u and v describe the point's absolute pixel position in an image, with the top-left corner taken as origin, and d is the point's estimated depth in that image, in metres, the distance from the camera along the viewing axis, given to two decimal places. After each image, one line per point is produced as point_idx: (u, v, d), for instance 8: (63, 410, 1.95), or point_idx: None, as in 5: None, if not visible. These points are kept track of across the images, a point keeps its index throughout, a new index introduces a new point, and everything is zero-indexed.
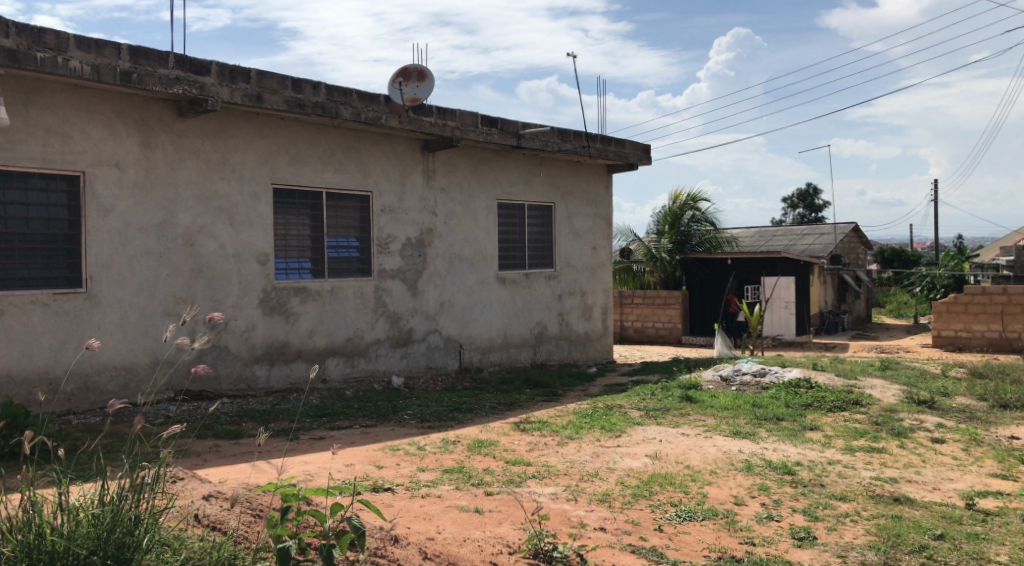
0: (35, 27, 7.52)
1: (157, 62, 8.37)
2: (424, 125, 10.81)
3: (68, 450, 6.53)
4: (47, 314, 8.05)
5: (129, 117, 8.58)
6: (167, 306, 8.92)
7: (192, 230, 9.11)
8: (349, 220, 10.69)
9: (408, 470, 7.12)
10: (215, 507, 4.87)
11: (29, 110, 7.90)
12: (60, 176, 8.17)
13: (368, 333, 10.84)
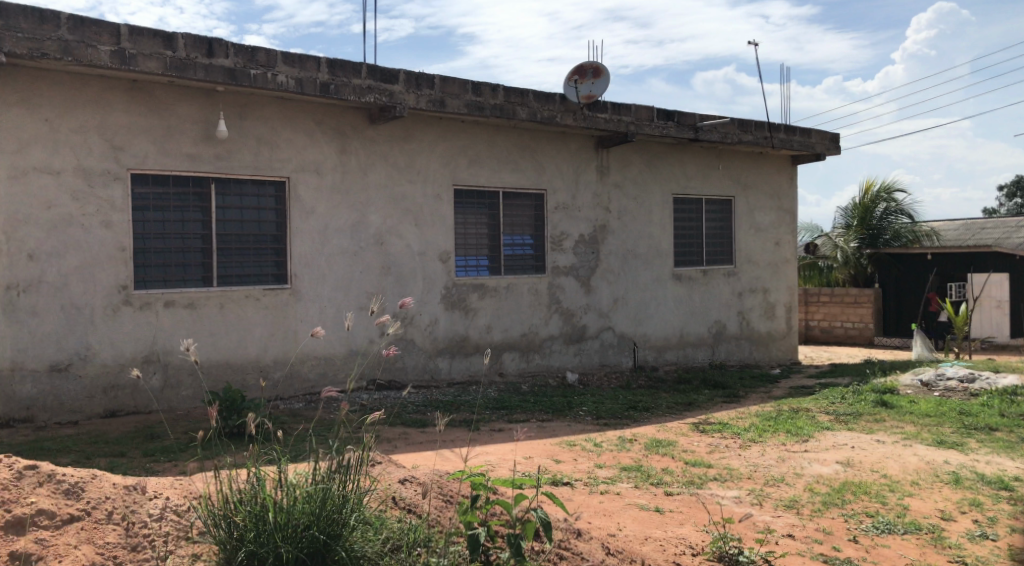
0: (250, 46, 8.14)
1: (351, 73, 8.84)
2: (599, 121, 10.80)
3: (287, 432, 7.09)
4: (258, 308, 8.72)
5: (327, 125, 9.13)
6: (360, 302, 9.44)
7: (381, 230, 9.58)
8: (524, 218, 10.89)
9: (585, 466, 7.16)
10: (410, 491, 5.11)
11: (243, 123, 8.58)
12: (268, 182, 8.81)
13: (542, 329, 10.99)
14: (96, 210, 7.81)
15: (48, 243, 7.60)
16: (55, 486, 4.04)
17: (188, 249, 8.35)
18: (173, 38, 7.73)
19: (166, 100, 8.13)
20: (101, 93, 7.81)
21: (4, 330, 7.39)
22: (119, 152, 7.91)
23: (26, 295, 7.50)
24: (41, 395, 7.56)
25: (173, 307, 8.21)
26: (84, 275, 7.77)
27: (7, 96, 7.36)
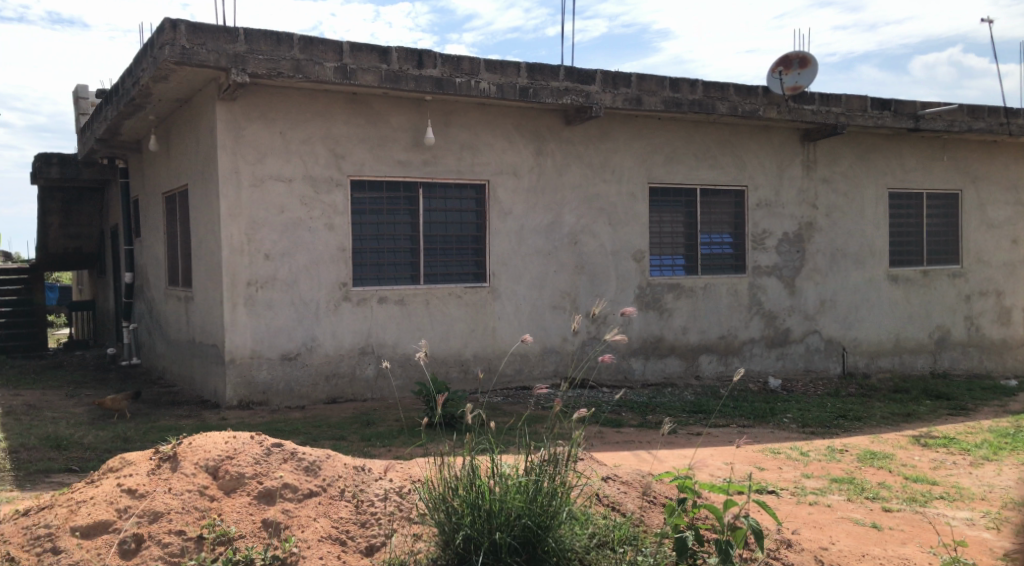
0: (456, 55, 8.45)
1: (550, 75, 8.95)
2: (806, 114, 10.31)
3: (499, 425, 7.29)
4: (459, 305, 9.03)
5: (525, 127, 9.31)
6: (555, 301, 9.56)
7: (576, 230, 9.64)
8: (723, 216, 10.57)
9: (792, 475, 6.84)
10: (614, 488, 5.08)
11: (448, 128, 8.92)
12: (470, 185, 9.11)
13: (742, 332, 10.63)
14: (320, 214, 8.39)
15: (281, 243, 8.24)
16: (297, 463, 4.34)
17: (399, 249, 8.80)
18: (387, 51, 8.15)
19: (380, 110, 8.60)
20: (324, 105, 8.37)
21: (244, 322, 8.10)
22: (340, 160, 8.46)
23: (263, 291, 8.18)
24: (275, 381, 8.23)
25: (386, 303, 8.67)
26: (310, 274, 8.36)
27: (248, 112, 8.05)
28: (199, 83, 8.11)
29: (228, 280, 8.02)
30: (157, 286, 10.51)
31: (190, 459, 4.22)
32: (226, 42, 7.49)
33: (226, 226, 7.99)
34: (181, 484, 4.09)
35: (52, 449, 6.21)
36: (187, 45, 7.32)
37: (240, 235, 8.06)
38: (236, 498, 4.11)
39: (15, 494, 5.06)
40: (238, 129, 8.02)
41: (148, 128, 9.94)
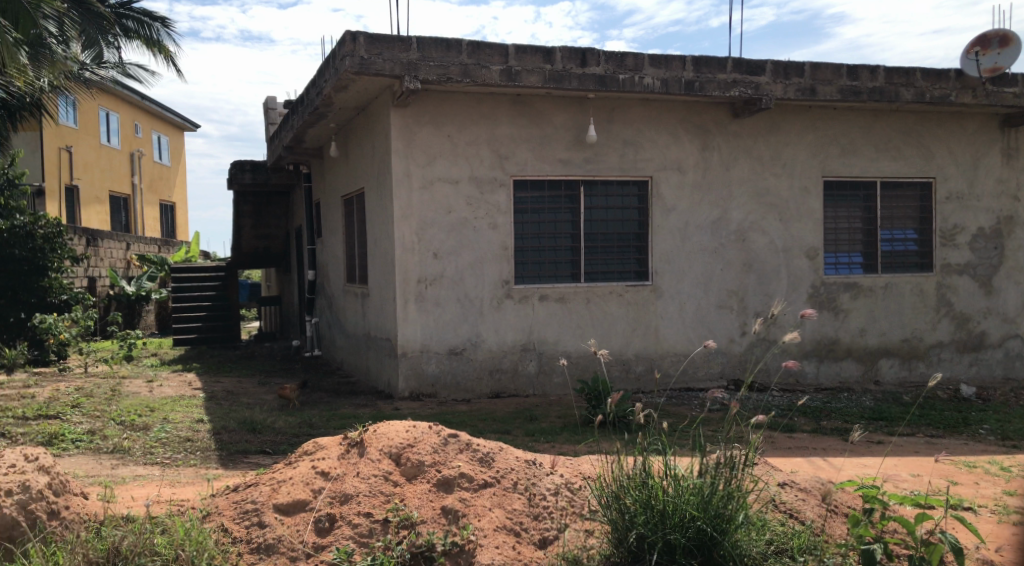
0: (620, 52, 8.38)
1: (717, 68, 8.71)
2: (1005, 97, 9.50)
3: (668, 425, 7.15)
4: (621, 304, 8.96)
5: (690, 122, 9.11)
6: (720, 300, 9.29)
7: (744, 226, 9.33)
8: (907, 210, 9.93)
9: (990, 492, 6.32)
10: (791, 495, 4.86)
11: (611, 126, 8.88)
12: (633, 182, 9.01)
13: (929, 335, 9.94)
14: (485, 214, 8.57)
15: (449, 242, 8.48)
16: (472, 453, 4.45)
17: (560, 247, 8.84)
18: (552, 52, 8.21)
19: (543, 109, 8.68)
20: (490, 107, 8.54)
21: (414, 317, 8.39)
22: (503, 160, 8.60)
23: (432, 288, 8.44)
24: (443, 375, 8.49)
25: (547, 301, 8.73)
26: (475, 271, 8.55)
27: (419, 116, 8.34)
28: (375, 91, 8.47)
29: (401, 278, 8.34)
30: (336, 283, 11.09)
31: (375, 445, 4.42)
32: (400, 50, 7.78)
33: (398, 226, 8.30)
34: (368, 469, 4.29)
35: (248, 431, 6.69)
36: (365, 55, 7.67)
37: (411, 235, 8.35)
38: (417, 485, 4.25)
39: (220, 470, 5.50)
40: (409, 132, 8.31)
41: (328, 135, 10.50)
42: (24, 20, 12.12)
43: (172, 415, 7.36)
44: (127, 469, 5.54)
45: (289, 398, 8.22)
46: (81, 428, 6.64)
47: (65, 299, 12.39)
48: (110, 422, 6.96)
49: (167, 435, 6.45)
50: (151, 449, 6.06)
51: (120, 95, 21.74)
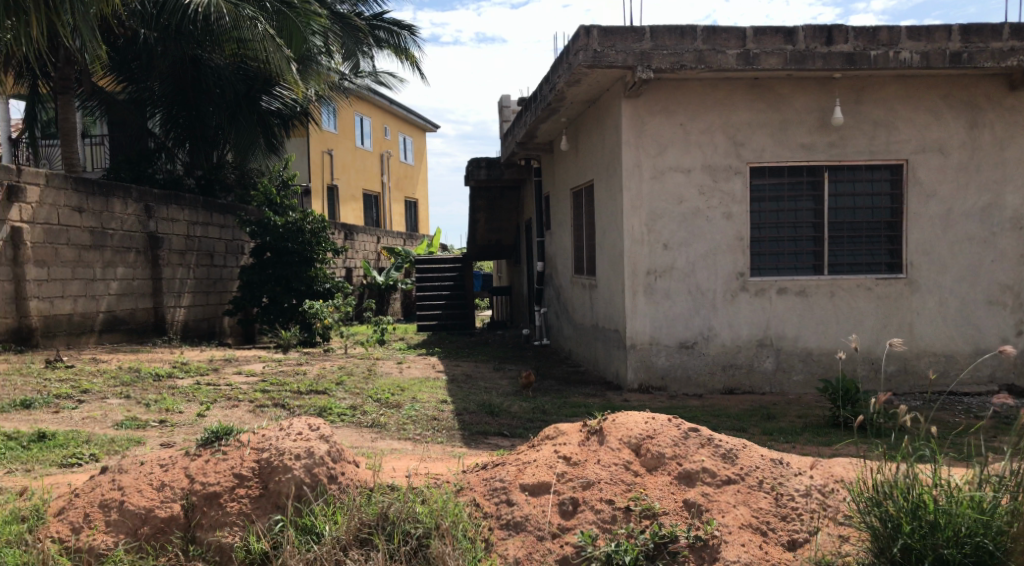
0: (872, 27, 7.82)
1: (989, 36, 7.88)
2: None
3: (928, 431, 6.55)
4: (870, 298, 8.36)
5: (956, 98, 8.32)
6: (990, 295, 8.42)
7: (1021, 212, 8.39)
8: None
9: None
10: None
11: (861, 106, 8.31)
12: (885, 166, 8.38)
13: None
14: (719, 203, 8.30)
15: (680, 233, 8.31)
16: (714, 449, 4.34)
17: (800, 238, 8.38)
18: (794, 32, 7.80)
19: (784, 93, 8.28)
20: (727, 93, 8.27)
21: (644, 309, 8.32)
22: (740, 147, 8.30)
23: (663, 280, 8.32)
24: (674, 368, 8.35)
25: (786, 294, 8.33)
26: (708, 263, 8.32)
27: (651, 106, 8.25)
28: (607, 83, 8.48)
29: (630, 268, 8.29)
30: (565, 274, 11.25)
31: (615, 434, 4.43)
32: (633, 41, 7.72)
33: (629, 217, 8.25)
34: (608, 457, 4.31)
35: (487, 414, 6.97)
36: (598, 48, 7.68)
37: (641, 226, 8.28)
38: (658, 476, 4.23)
39: (465, 449, 5.77)
40: (641, 122, 8.24)
41: (560, 129, 10.66)
42: (296, 38, 13.37)
43: (420, 394, 7.85)
44: (385, 442, 5.97)
45: (527, 385, 8.40)
46: (344, 403, 7.27)
47: (328, 287, 13.46)
48: (368, 398, 7.56)
49: (417, 413, 6.88)
50: (403, 425, 6.49)
51: (372, 101, 23.43)
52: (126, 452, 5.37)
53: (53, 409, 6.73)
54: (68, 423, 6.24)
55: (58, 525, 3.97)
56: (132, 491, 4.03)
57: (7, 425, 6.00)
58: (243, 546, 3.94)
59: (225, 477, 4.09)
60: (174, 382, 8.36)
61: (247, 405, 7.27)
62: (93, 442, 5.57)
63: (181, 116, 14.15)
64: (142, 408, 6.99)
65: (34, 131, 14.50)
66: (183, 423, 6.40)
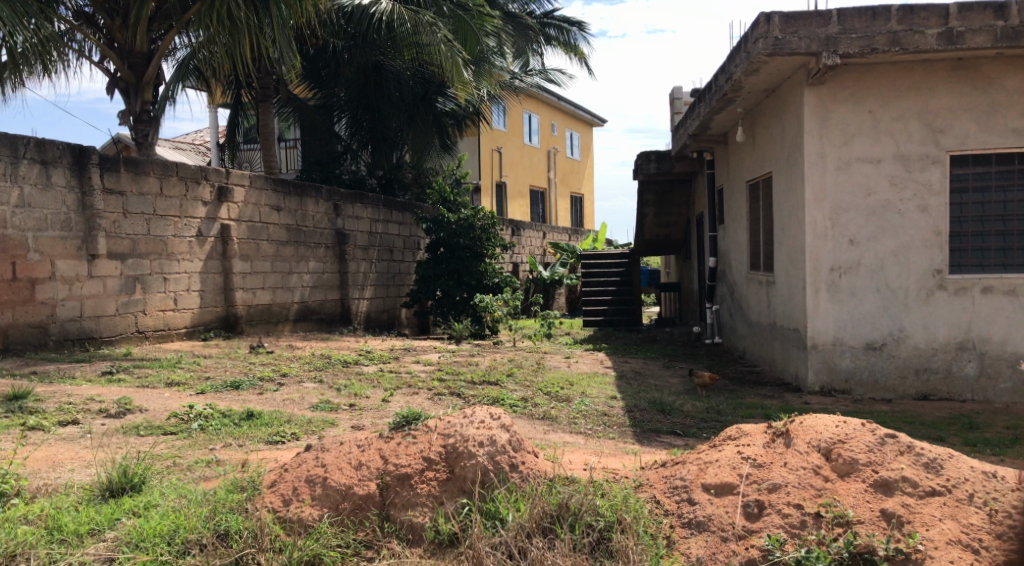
0: None
1: None
2: None
3: None
4: None
5: None
6: None
7: None
8: None
9: None
10: None
11: None
12: None
13: None
14: (914, 195, 7.77)
15: (868, 227, 7.84)
16: (916, 457, 4.06)
17: (1010, 232, 7.72)
18: (1005, 6, 7.19)
19: (992, 74, 7.64)
20: (925, 76, 7.74)
21: (827, 307, 7.94)
22: (939, 135, 7.74)
23: (848, 277, 7.90)
24: (859, 370, 7.91)
25: (991, 294, 7.69)
26: (900, 259, 7.81)
27: (837, 93, 7.85)
28: (789, 71, 8.15)
29: (812, 264, 7.92)
30: (739, 270, 10.91)
31: (803, 438, 4.24)
32: (819, 26, 7.38)
33: (811, 211, 7.90)
34: (796, 460, 4.13)
35: (659, 412, 6.88)
36: (780, 35, 7.39)
37: (824, 220, 7.90)
38: (851, 483, 4.02)
39: (638, 446, 5.73)
40: (826, 111, 7.86)
41: (736, 120, 10.34)
42: (470, 40, 13.68)
43: (590, 389, 7.85)
44: (559, 435, 6.01)
45: (702, 385, 8.19)
46: (517, 395, 7.39)
47: (497, 282, 13.68)
48: (540, 392, 7.65)
49: (588, 408, 6.90)
50: (575, 419, 6.51)
51: (540, 98, 23.69)
52: (322, 433, 5.72)
53: (258, 390, 7.28)
54: (271, 403, 6.73)
55: (272, 496, 4.18)
56: (334, 468, 4.24)
57: (220, 404, 6.54)
58: (433, 527, 4.08)
59: (415, 459, 4.26)
60: (361, 369, 8.82)
61: (426, 393, 7.55)
62: (293, 421, 5.97)
63: (365, 119, 14.85)
64: (333, 392, 7.43)
65: (235, 136, 15.69)
66: (370, 407, 6.75)
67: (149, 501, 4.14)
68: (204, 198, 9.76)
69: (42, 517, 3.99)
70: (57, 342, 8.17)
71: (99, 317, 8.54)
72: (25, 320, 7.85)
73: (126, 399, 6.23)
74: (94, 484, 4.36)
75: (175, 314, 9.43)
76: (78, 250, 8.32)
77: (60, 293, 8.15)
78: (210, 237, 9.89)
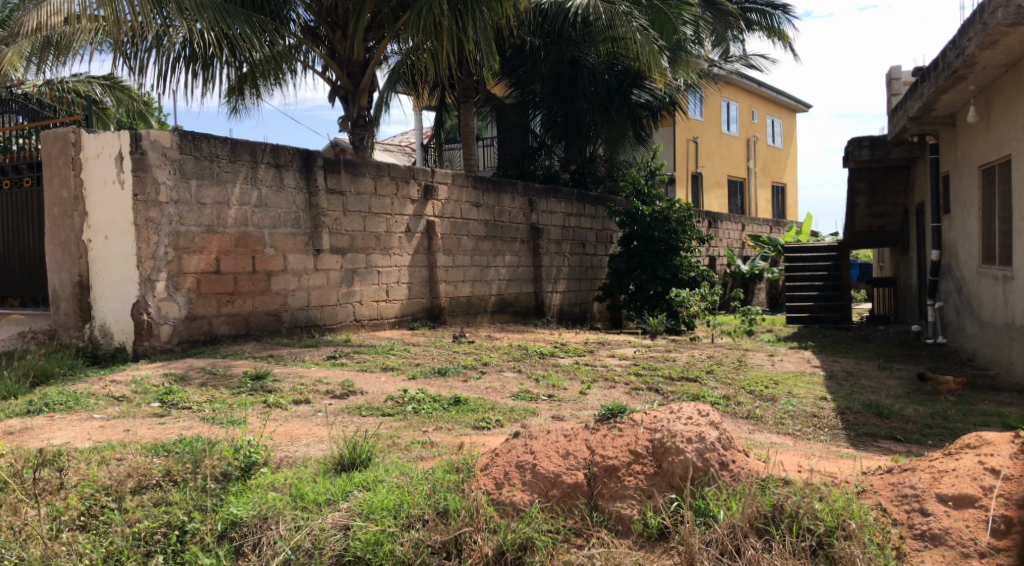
0: None
1: None
2: None
3: None
4: None
5: None
6: None
7: None
8: None
9: None
10: None
11: None
12: None
13: None
14: None
15: None
16: None
17: None
18: None
19: None
20: None
21: None
22: None
23: None
24: None
25: None
26: None
27: None
28: None
29: None
30: (968, 265, 10.05)
31: None
32: None
33: None
34: None
35: (875, 415, 6.47)
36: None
37: None
38: None
39: (853, 451, 5.42)
40: None
41: (965, 100, 9.53)
42: (669, 29, 13.46)
43: (797, 389, 7.52)
44: (764, 435, 5.79)
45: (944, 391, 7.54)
46: (717, 392, 7.21)
47: (693, 276, 13.30)
48: (743, 390, 7.41)
49: (795, 408, 6.60)
50: (782, 420, 6.25)
51: (740, 85, 22.90)
52: (525, 421, 5.85)
53: (462, 377, 7.56)
54: (476, 391, 6.97)
55: (485, 479, 4.31)
56: (542, 456, 4.32)
57: (429, 390, 6.86)
58: (641, 520, 4.07)
59: (622, 452, 4.26)
60: (557, 361, 8.94)
61: (624, 387, 7.53)
62: (497, 409, 6.15)
63: (559, 114, 14.84)
64: (532, 383, 7.57)
65: (439, 136, 16.28)
66: (569, 398, 6.83)
67: (376, 477, 4.42)
68: (412, 196, 10.27)
69: (287, 485, 4.36)
70: (288, 328, 8.85)
71: (323, 306, 9.21)
72: (262, 309, 8.56)
73: (348, 382, 6.68)
74: (327, 459, 4.71)
75: (387, 304, 10.00)
76: (306, 245, 8.99)
77: (291, 284, 8.84)
78: (417, 233, 10.39)
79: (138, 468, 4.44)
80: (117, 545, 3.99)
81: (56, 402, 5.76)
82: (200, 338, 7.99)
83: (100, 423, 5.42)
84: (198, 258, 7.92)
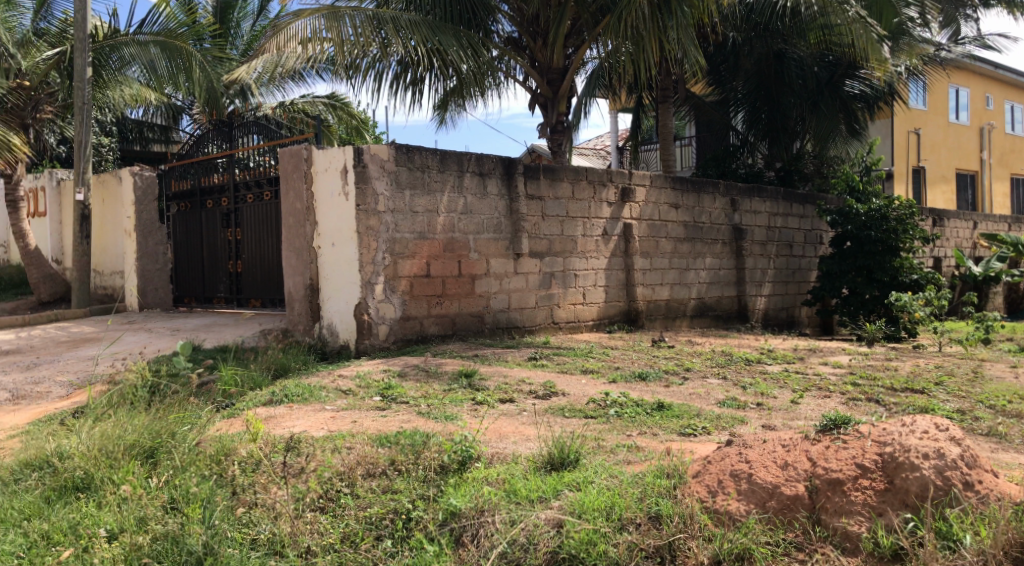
0: None
1: None
2: None
3: None
4: None
5: None
6: None
7: None
8: None
9: None
10: None
11: None
12: None
13: None
14: None
15: None
16: None
17: None
18: None
19: None
20: None
21: None
22: None
23: None
24: None
25: None
26: None
27: None
28: None
29: None
30: None
31: None
32: None
33: None
34: None
35: None
36: None
37: None
38: None
39: None
40: None
41: None
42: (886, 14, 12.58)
43: None
44: (1010, 455, 5.23)
45: None
46: (950, 406, 6.61)
47: (916, 278, 12.27)
48: (980, 404, 6.74)
49: None
50: None
51: (970, 69, 21.09)
52: (734, 429, 5.64)
53: (665, 382, 7.42)
54: (679, 396, 6.82)
55: (697, 486, 4.19)
56: (759, 465, 4.13)
57: (632, 393, 6.82)
58: (871, 538, 3.80)
59: (847, 465, 4.01)
60: (765, 367, 8.58)
61: (840, 397, 7.08)
62: (703, 416, 5.98)
63: (764, 110, 14.25)
64: (739, 390, 7.31)
65: (636, 137, 16.10)
66: (779, 407, 6.52)
67: (586, 478, 4.42)
68: (609, 199, 10.23)
69: (501, 480, 4.46)
70: (491, 329, 9.09)
71: (523, 308, 9.37)
72: (467, 310, 8.84)
73: (551, 383, 6.75)
74: (536, 457, 4.76)
75: (584, 307, 10.03)
76: (507, 249, 9.19)
77: (493, 287, 9.07)
78: (614, 236, 10.35)
79: (367, 457, 4.71)
80: (353, 527, 4.22)
81: (293, 393, 6.23)
82: (413, 337, 8.37)
83: (331, 414, 5.80)
84: (410, 263, 8.29)
